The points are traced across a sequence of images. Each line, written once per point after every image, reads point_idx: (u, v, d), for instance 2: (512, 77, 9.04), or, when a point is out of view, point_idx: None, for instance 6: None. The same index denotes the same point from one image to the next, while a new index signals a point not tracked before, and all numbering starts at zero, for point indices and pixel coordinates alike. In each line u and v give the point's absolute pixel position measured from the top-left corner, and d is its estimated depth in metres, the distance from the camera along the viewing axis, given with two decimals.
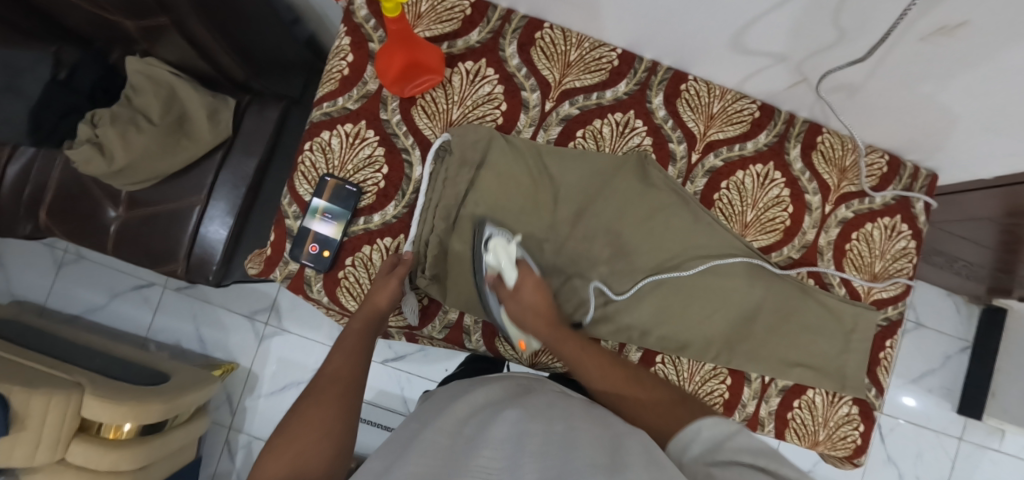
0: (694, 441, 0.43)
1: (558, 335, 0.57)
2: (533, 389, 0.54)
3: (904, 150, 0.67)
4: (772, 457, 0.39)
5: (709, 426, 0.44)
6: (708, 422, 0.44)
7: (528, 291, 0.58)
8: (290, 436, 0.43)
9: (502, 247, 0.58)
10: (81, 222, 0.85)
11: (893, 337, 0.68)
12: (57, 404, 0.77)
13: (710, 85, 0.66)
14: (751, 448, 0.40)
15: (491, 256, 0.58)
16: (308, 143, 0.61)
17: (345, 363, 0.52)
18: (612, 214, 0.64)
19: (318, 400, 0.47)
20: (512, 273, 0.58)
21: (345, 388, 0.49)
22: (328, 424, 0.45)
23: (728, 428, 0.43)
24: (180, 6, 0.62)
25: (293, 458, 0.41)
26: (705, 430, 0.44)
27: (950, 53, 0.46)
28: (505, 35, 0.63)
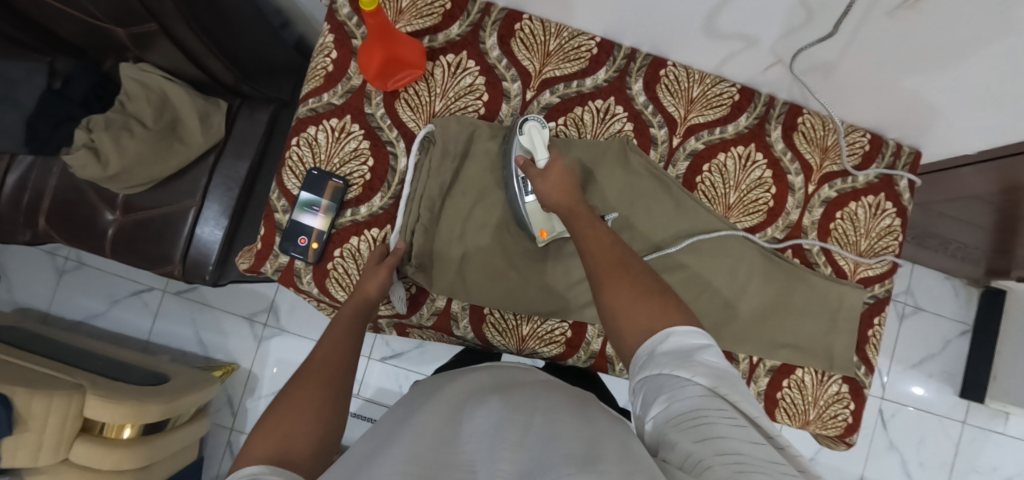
0: (660, 344, 0.37)
1: (572, 208, 0.52)
2: (518, 378, 0.54)
3: (884, 128, 0.68)
4: (735, 386, 0.34)
5: (678, 336, 0.37)
6: (679, 332, 0.37)
7: (554, 176, 0.54)
8: (276, 416, 0.43)
9: (536, 129, 0.58)
10: (78, 227, 0.87)
11: (881, 314, 0.69)
12: (59, 406, 0.78)
13: (689, 70, 0.66)
14: (718, 369, 0.35)
15: (524, 137, 0.58)
16: (295, 138, 0.62)
17: (334, 349, 0.52)
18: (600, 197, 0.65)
19: (305, 384, 0.47)
20: (544, 154, 0.57)
21: (333, 373, 0.50)
22: (315, 408, 0.45)
23: (699, 341, 0.37)
24: (166, 10, 0.63)
25: (279, 439, 0.41)
26: (674, 338, 0.37)
27: (915, 26, 0.47)
28: (485, 27, 0.64)
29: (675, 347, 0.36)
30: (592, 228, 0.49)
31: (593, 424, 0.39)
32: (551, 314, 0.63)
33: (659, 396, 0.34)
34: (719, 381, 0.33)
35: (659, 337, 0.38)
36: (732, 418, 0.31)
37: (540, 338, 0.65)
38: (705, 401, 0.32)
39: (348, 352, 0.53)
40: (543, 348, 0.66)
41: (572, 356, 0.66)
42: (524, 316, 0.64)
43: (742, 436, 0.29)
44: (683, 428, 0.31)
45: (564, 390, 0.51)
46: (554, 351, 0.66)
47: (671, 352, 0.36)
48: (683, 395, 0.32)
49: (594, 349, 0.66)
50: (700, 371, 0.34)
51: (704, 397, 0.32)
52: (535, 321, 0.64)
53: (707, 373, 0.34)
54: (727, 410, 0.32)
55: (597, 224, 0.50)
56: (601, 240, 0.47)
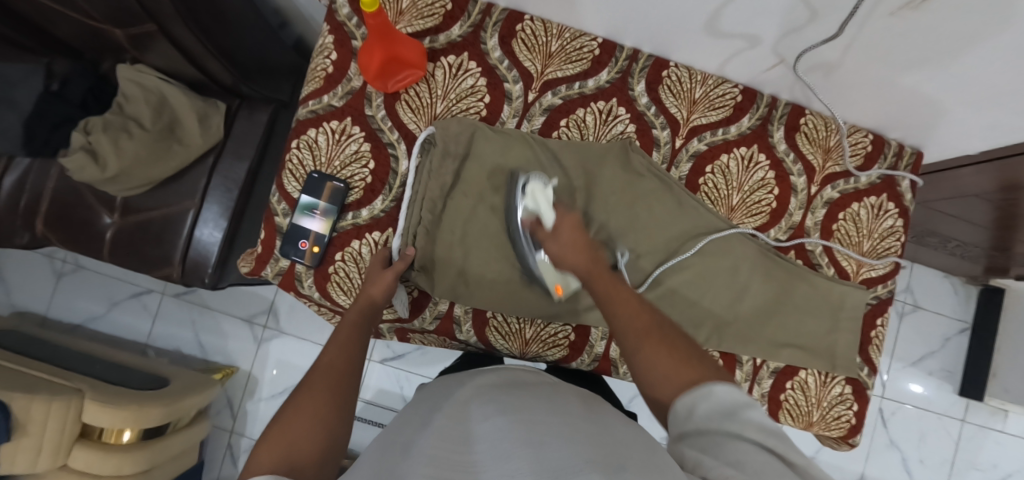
0: (702, 401, 0.36)
1: (590, 263, 0.50)
2: (525, 379, 0.54)
3: (887, 128, 0.68)
4: (785, 441, 0.33)
5: (720, 392, 0.36)
6: (720, 388, 0.37)
7: (565, 232, 0.53)
8: (282, 424, 0.43)
9: (540, 191, 0.57)
10: (76, 230, 0.86)
11: (884, 315, 0.69)
12: (57, 410, 0.78)
13: (691, 70, 0.66)
14: (766, 426, 0.34)
15: (529, 201, 0.57)
16: (295, 141, 0.62)
17: (339, 355, 0.52)
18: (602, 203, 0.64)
19: (310, 390, 0.47)
20: (551, 215, 0.55)
21: (338, 378, 0.49)
22: (321, 415, 0.45)
23: (743, 398, 0.36)
24: (164, 11, 0.62)
25: (286, 446, 0.41)
26: (715, 395, 0.36)
27: (919, 26, 0.47)
28: (486, 28, 0.64)
29: (718, 402, 0.36)
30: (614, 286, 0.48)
31: (604, 426, 0.39)
32: (554, 317, 0.63)
33: (701, 453, 0.33)
34: (765, 435, 0.33)
35: (699, 392, 0.37)
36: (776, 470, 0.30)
37: (542, 342, 0.65)
38: (748, 455, 0.31)
39: (353, 356, 0.53)
40: (546, 352, 0.65)
41: (576, 358, 0.66)
42: (527, 319, 0.63)
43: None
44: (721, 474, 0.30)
45: (573, 392, 0.51)
46: (557, 354, 0.66)
47: (712, 410, 0.35)
48: (725, 450, 0.32)
49: (597, 352, 0.65)
50: (745, 425, 0.33)
51: (748, 451, 0.32)
52: (538, 324, 0.64)
53: (753, 427, 0.33)
54: (773, 463, 0.31)
55: (617, 282, 0.49)
56: (628, 301, 0.46)
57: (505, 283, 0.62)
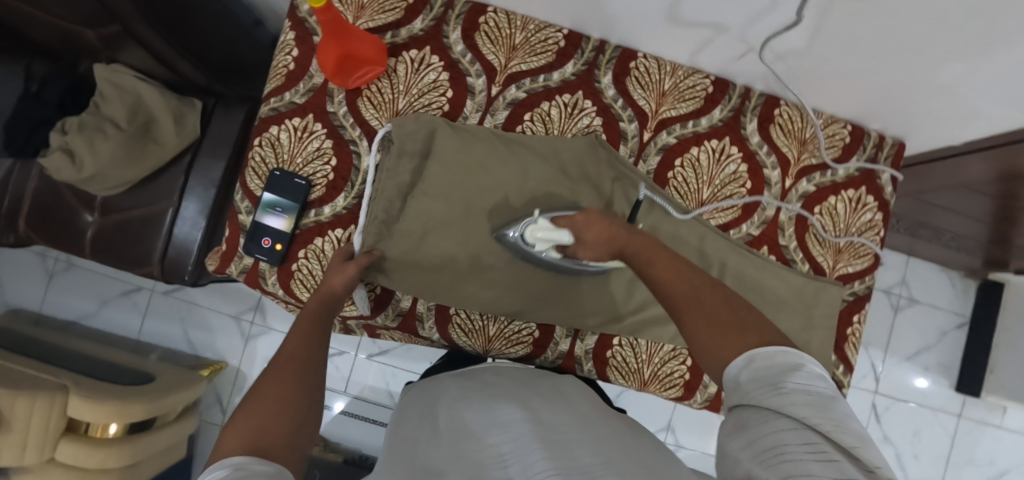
0: (743, 370, 0.33)
1: (627, 239, 0.47)
2: (500, 380, 0.54)
3: (865, 118, 0.65)
4: (832, 418, 0.29)
5: (763, 358, 0.33)
6: (766, 353, 0.33)
7: (589, 229, 0.50)
8: (247, 409, 0.41)
9: (534, 229, 0.56)
10: (58, 229, 0.87)
11: (862, 311, 0.67)
12: (41, 407, 0.79)
13: (661, 61, 0.64)
14: (810, 395, 0.30)
15: (540, 244, 0.56)
16: (258, 138, 0.62)
17: (301, 342, 0.50)
18: (558, 198, 0.62)
19: (273, 377, 0.45)
20: (562, 233, 0.54)
21: (303, 364, 0.48)
22: (287, 397, 0.43)
23: (792, 358, 0.33)
24: (127, 12, 0.62)
25: (253, 430, 0.39)
26: (757, 363, 0.33)
27: (883, 9, 0.44)
28: (448, 21, 0.63)
29: (762, 370, 0.33)
30: (658, 259, 0.44)
31: (557, 435, 0.39)
32: (516, 315, 0.63)
33: (740, 426, 0.32)
34: (811, 410, 0.29)
35: (740, 361, 0.34)
36: (813, 443, 0.28)
37: (506, 339, 0.65)
38: (786, 433, 0.29)
39: (319, 346, 0.51)
40: (510, 349, 0.65)
41: (540, 356, 0.66)
42: (491, 316, 0.63)
43: (820, 467, 0.26)
44: (751, 456, 0.30)
45: (539, 395, 0.50)
46: (521, 351, 0.65)
47: (757, 379, 0.33)
48: (757, 424, 0.31)
49: (561, 349, 0.65)
50: (793, 401, 0.30)
51: (786, 427, 0.29)
52: (502, 321, 0.64)
53: (795, 400, 0.30)
54: (813, 440, 0.28)
55: (659, 250, 0.45)
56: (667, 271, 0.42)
57: (466, 288, 0.61)
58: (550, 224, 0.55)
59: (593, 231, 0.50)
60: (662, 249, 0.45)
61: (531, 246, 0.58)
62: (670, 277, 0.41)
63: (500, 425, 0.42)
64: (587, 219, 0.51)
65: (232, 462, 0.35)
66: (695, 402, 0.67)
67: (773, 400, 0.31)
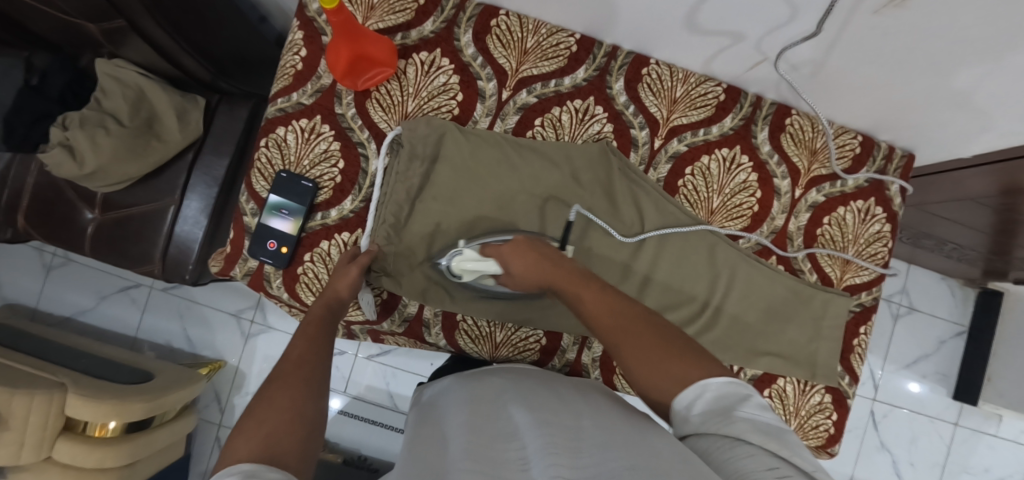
0: (698, 401, 0.36)
1: (553, 273, 0.49)
2: (509, 382, 0.54)
3: (876, 129, 0.65)
4: (784, 442, 0.33)
5: (715, 389, 0.37)
6: (714, 384, 0.37)
7: (516, 259, 0.52)
8: (255, 418, 0.40)
9: (459, 261, 0.55)
10: (58, 225, 0.86)
11: (868, 322, 0.67)
12: (39, 404, 0.78)
13: (673, 68, 0.64)
14: (759, 423, 0.34)
15: (467, 275, 0.56)
16: (264, 139, 0.61)
17: (308, 348, 0.50)
18: (494, 221, 0.61)
19: (280, 385, 0.44)
20: (488, 262, 0.54)
21: (310, 371, 0.47)
22: (294, 406, 0.43)
23: (739, 389, 0.37)
24: (132, 8, 0.61)
25: (263, 439, 0.38)
26: (710, 393, 0.37)
27: (904, 24, 0.44)
28: (460, 24, 0.62)
29: (715, 401, 0.36)
30: (583, 289, 0.46)
31: (572, 439, 0.39)
32: (524, 323, 0.62)
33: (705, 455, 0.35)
34: (765, 437, 0.33)
35: (693, 392, 0.37)
36: (769, 464, 0.31)
37: (513, 346, 0.65)
38: (746, 458, 0.32)
39: (323, 352, 0.51)
40: (516, 356, 0.65)
41: (547, 363, 0.66)
42: (498, 323, 0.63)
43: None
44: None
45: (554, 396, 0.50)
46: (527, 358, 0.65)
47: (711, 408, 0.36)
48: (720, 451, 0.33)
49: (568, 357, 0.65)
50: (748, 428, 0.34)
51: (745, 453, 0.32)
52: (509, 328, 0.64)
53: (748, 427, 0.33)
54: (771, 462, 0.31)
55: (585, 281, 0.47)
56: (598, 302, 0.44)
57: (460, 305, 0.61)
58: (476, 254, 0.55)
59: (519, 264, 0.51)
60: (587, 281, 0.47)
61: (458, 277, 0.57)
62: (597, 307, 0.44)
63: (521, 431, 0.41)
64: (514, 249, 0.52)
65: (242, 469, 0.34)
66: None
67: (732, 429, 0.34)
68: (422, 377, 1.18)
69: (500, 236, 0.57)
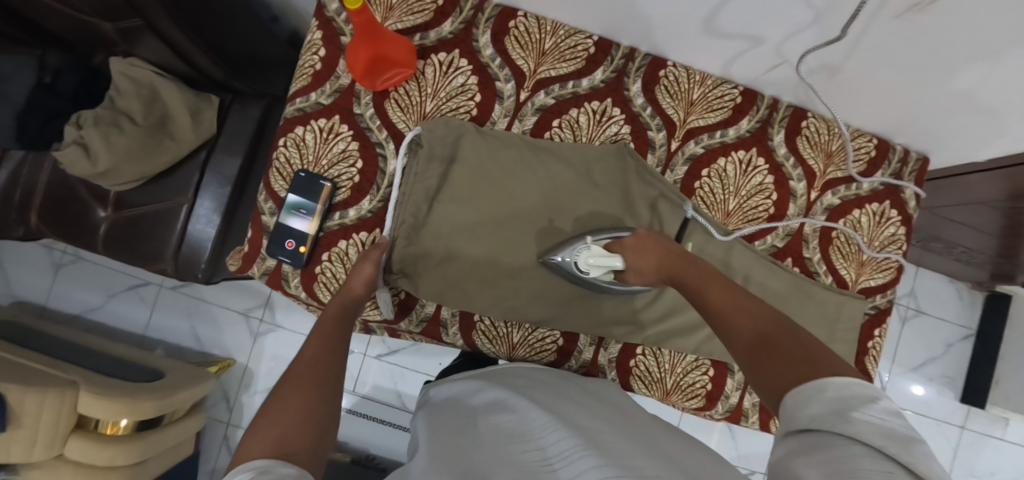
0: (817, 400, 0.31)
1: (675, 267, 0.51)
2: (523, 383, 0.54)
3: (891, 133, 0.65)
4: (915, 455, 0.27)
5: (839, 389, 0.31)
6: (840, 384, 0.32)
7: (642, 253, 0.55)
8: (269, 418, 0.41)
9: (590, 256, 0.57)
10: (70, 223, 0.86)
11: (883, 325, 0.67)
12: (51, 403, 0.78)
13: (690, 70, 0.64)
14: (888, 431, 0.28)
15: (595, 269, 0.58)
16: (283, 139, 0.61)
17: (322, 348, 0.50)
18: (609, 218, 0.63)
19: (294, 384, 0.45)
20: (615, 259, 0.57)
21: (324, 372, 0.47)
22: (307, 407, 0.43)
23: (869, 393, 0.31)
24: (150, 7, 0.61)
25: (276, 439, 0.38)
26: (830, 393, 0.31)
27: (927, 29, 0.44)
28: (478, 25, 0.62)
29: (831, 400, 0.31)
30: (710, 286, 0.47)
31: (594, 438, 0.39)
32: (542, 323, 0.63)
33: (807, 450, 0.30)
34: (889, 443, 0.27)
35: (812, 389, 0.32)
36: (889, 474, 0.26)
37: (530, 346, 0.65)
38: (861, 460, 0.27)
39: (338, 353, 0.51)
40: (533, 356, 0.65)
41: (564, 364, 0.66)
42: (515, 324, 0.63)
43: None
44: (818, 474, 0.27)
45: (569, 398, 0.50)
46: (544, 359, 0.65)
47: (826, 406, 0.31)
48: (828, 446, 0.28)
49: (585, 358, 0.65)
50: (870, 431, 0.28)
51: (859, 454, 0.27)
52: (526, 329, 0.64)
53: (870, 430, 0.28)
54: (889, 470, 0.26)
55: (710, 277, 0.48)
56: (726, 300, 0.44)
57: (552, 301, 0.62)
58: (603, 250, 0.58)
59: (644, 259, 0.55)
60: (715, 277, 0.48)
61: (583, 273, 0.59)
62: (721, 301, 0.44)
63: (538, 430, 0.42)
64: (639, 243, 0.56)
65: (257, 465, 0.35)
66: (715, 413, 0.67)
67: (850, 428, 0.28)
68: (430, 377, 1.18)
69: (619, 233, 0.60)
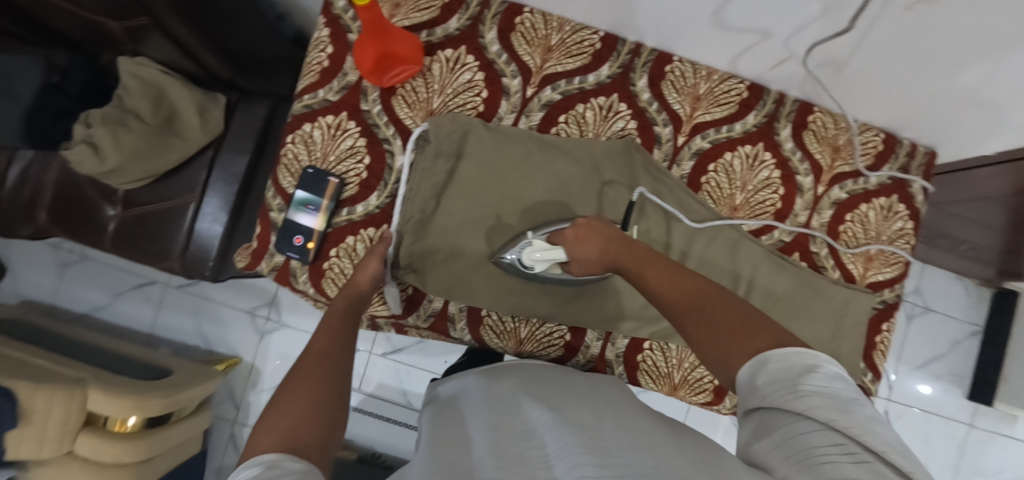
0: (761, 374, 0.35)
1: (617, 255, 0.50)
2: (524, 381, 0.55)
3: (898, 127, 0.65)
4: (854, 415, 0.31)
5: (778, 361, 0.35)
6: (778, 356, 0.35)
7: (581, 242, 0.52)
8: (279, 410, 0.41)
9: (532, 251, 0.56)
10: (79, 222, 0.86)
11: (891, 319, 0.67)
12: (60, 400, 0.78)
13: (696, 65, 0.64)
14: (828, 396, 0.32)
15: (537, 264, 0.57)
16: (291, 135, 0.61)
17: (331, 341, 0.50)
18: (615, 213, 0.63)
19: (303, 377, 0.45)
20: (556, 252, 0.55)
21: (332, 365, 0.48)
22: (316, 399, 0.43)
23: (806, 358, 0.34)
24: (159, 6, 0.61)
25: (286, 431, 0.38)
26: (772, 366, 0.35)
27: (935, 22, 0.44)
28: (484, 21, 0.62)
29: (775, 374, 0.34)
30: (649, 268, 0.46)
31: (597, 434, 0.39)
32: (549, 318, 0.63)
33: (766, 430, 0.34)
34: (831, 411, 0.31)
35: (755, 364, 0.36)
36: (839, 444, 0.29)
37: (538, 341, 0.65)
38: (812, 436, 0.30)
39: (345, 347, 0.51)
40: (541, 352, 0.65)
41: (571, 359, 0.66)
42: (523, 318, 0.63)
43: (852, 467, 0.28)
44: (781, 460, 0.31)
45: (573, 395, 0.50)
46: (552, 354, 0.66)
47: (772, 381, 0.34)
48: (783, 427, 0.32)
49: (592, 352, 0.65)
50: (813, 402, 0.31)
51: (809, 431, 0.31)
52: (534, 324, 0.64)
53: (815, 402, 0.31)
54: (836, 440, 0.29)
55: (653, 259, 0.48)
56: (667, 277, 0.45)
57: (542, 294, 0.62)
58: (545, 243, 0.56)
59: (583, 250, 0.52)
60: (654, 258, 0.48)
61: (528, 268, 0.58)
62: (664, 285, 0.44)
63: (541, 428, 0.42)
64: (578, 234, 0.53)
65: (265, 460, 0.35)
66: (723, 408, 0.67)
67: (795, 405, 0.32)
68: (436, 375, 1.18)
69: (562, 225, 0.59)
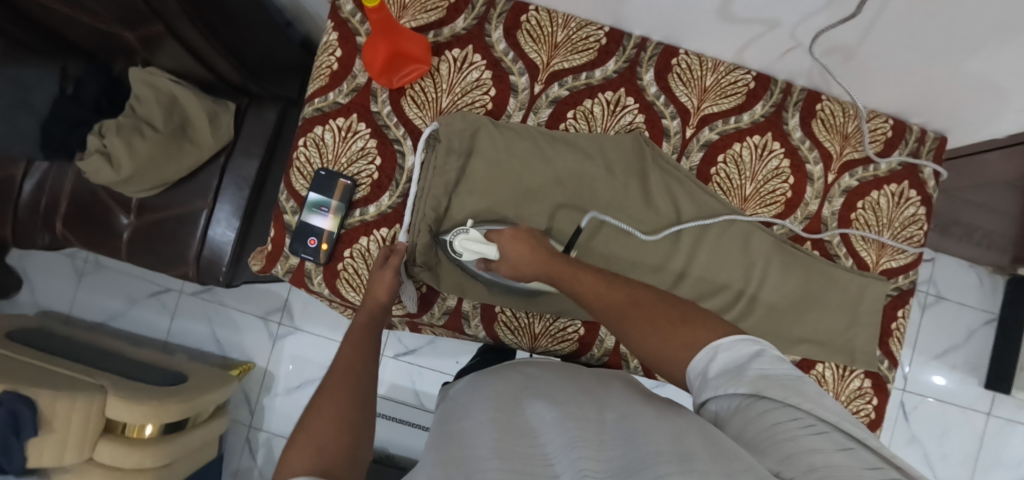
0: (713, 362, 0.37)
1: (549, 263, 0.51)
2: (526, 377, 0.55)
3: (908, 113, 0.65)
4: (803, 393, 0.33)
5: (727, 349, 0.38)
6: (726, 345, 0.38)
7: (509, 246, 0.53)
8: (308, 431, 0.41)
9: (467, 239, 0.56)
10: (95, 230, 0.88)
11: (906, 306, 0.67)
12: (81, 407, 0.80)
13: (702, 57, 0.64)
14: (778, 377, 0.34)
15: (466, 253, 0.56)
16: (302, 138, 0.62)
17: (354, 357, 0.51)
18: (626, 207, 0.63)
19: (330, 394, 0.45)
20: (485, 246, 0.55)
21: (356, 382, 0.48)
22: (343, 416, 0.43)
23: (750, 347, 0.38)
24: (170, 14, 0.62)
25: (317, 452, 0.38)
26: (723, 354, 0.37)
27: (944, 8, 0.44)
28: (490, 20, 0.63)
29: (728, 361, 0.37)
30: (582, 275, 0.49)
31: (601, 427, 0.40)
32: (563, 313, 0.63)
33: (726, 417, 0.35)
34: (784, 391, 0.33)
35: (706, 354, 0.38)
36: (798, 419, 0.31)
37: (552, 336, 0.65)
38: (772, 414, 0.32)
39: (363, 356, 0.51)
40: (555, 346, 0.66)
41: (585, 353, 0.66)
42: (537, 314, 0.63)
43: (813, 437, 0.29)
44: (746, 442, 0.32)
45: (582, 390, 0.50)
46: (566, 349, 0.66)
47: (724, 369, 0.37)
48: (743, 409, 0.33)
49: (607, 346, 0.65)
50: (769, 383, 0.34)
51: (768, 409, 0.32)
52: (547, 319, 0.64)
53: (768, 383, 0.34)
54: (794, 416, 0.31)
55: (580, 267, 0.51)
56: (594, 287, 0.47)
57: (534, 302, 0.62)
58: (480, 236, 0.56)
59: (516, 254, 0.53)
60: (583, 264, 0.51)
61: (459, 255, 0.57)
62: (595, 291, 0.47)
63: (542, 428, 0.42)
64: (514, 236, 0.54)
65: None
66: None
67: (752, 386, 0.34)
68: (448, 375, 1.19)
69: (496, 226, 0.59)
